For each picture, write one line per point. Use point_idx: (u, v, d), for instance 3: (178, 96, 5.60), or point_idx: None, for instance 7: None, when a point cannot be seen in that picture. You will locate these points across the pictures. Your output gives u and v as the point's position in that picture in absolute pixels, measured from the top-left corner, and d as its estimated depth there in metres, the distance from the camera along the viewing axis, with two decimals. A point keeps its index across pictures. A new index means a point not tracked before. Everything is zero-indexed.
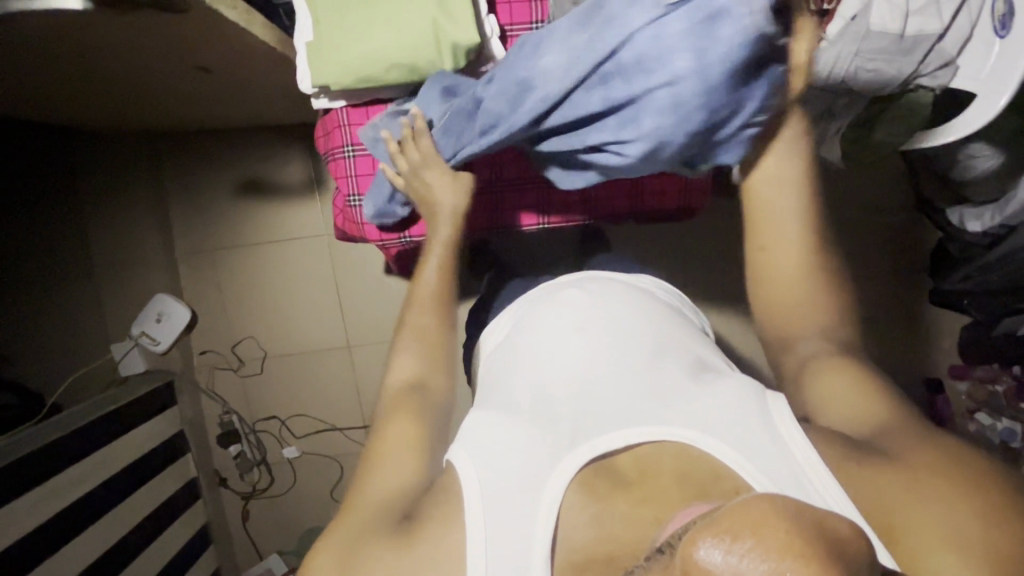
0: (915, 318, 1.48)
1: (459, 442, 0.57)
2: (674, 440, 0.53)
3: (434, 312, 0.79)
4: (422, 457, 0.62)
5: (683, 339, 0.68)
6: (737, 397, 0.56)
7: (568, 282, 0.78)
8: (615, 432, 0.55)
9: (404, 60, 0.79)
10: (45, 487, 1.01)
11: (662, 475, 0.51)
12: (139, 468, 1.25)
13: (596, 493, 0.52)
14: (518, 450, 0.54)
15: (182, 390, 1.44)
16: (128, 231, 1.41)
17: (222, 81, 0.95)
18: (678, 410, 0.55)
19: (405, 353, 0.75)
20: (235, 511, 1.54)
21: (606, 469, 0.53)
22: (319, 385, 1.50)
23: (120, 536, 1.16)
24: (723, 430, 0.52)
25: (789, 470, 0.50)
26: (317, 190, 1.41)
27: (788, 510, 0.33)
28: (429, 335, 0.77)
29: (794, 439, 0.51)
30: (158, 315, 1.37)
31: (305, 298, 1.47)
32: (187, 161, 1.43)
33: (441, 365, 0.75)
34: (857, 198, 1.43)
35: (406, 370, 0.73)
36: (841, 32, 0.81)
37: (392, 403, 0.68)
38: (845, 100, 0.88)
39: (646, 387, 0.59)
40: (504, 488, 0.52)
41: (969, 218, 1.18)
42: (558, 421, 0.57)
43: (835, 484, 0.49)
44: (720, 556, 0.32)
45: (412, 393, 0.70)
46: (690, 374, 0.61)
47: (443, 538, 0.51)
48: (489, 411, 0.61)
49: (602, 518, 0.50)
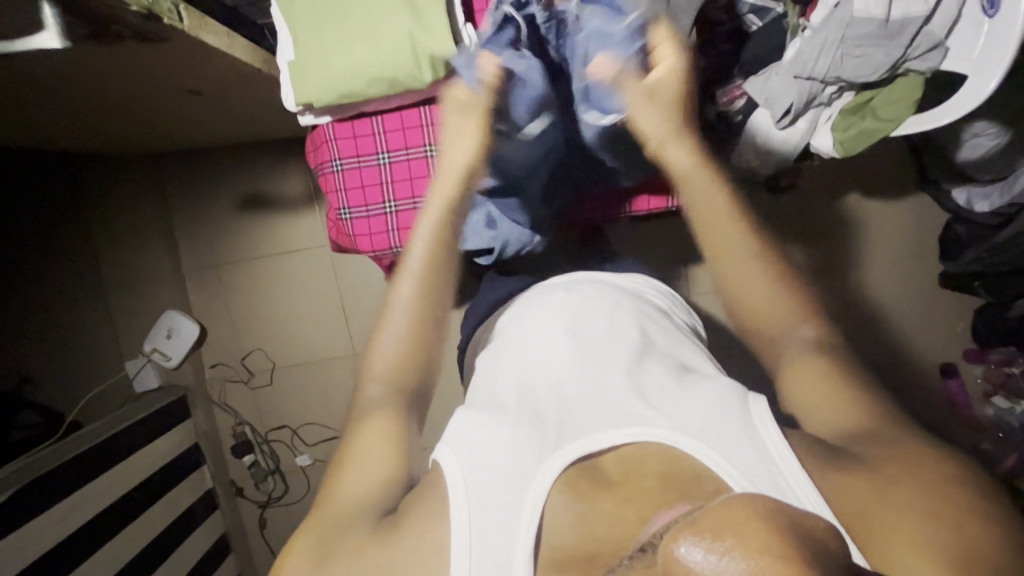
0: (927, 302, 1.45)
1: (444, 441, 0.58)
2: (657, 442, 0.54)
3: (413, 317, 0.69)
4: (401, 457, 0.60)
5: (669, 339, 0.68)
6: (721, 401, 0.56)
7: (557, 283, 0.78)
8: (600, 432, 0.55)
9: (385, 75, 0.81)
10: (68, 500, 1.05)
11: (645, 476, 0.52)
12: (157, 481, 1.29)
13: (580, 493, 0.52)
14: (502, 450, 0.55)
15: (195, 404, 1.47)
16: (138, 251, 1.44)
17: (214, 102, 0.97)
18: (662, 411, 0.56)
19: (381, 353, 0.68)
20: (252, 521, 1.57)
21: (591, 470, 0.54)
22: (329, 394, 1.52)
23: (139, 549, 1.19)
24: (707, 433, 0.53)
25: (769, 474, 0.51)
26: (316, 202, 1.43)
27: (770, 511, 0.33)
28: (406, 339, 0.69)
29: (772, 441, 0.52)
30: (167, 330, 1.39)
31: (310, 309, 1.49)
32: (186, 179, 1.44)
33: (422, 364, 0.69)
34: (863, 182, 1.40)
35: (379, 371, 0.67)
36: (826, 20, 0.81)
37: (368, 402, 0.65)
38: (835, 88, 0.85)
39: (631, 389, 0.59)
40: (490, 487, 0.52)
41: (977, 198, 1.18)
42: (544, 421, 0.58)
43: (812, 489, 0.50)
44: (699, 553, 0.32)
45: (393, 396, 0.66)
46: (675, 376, 0.61)
47: (429, 535, 0.52)
48: (476, 410, 0.61)
49: (586, 517, 0.51)
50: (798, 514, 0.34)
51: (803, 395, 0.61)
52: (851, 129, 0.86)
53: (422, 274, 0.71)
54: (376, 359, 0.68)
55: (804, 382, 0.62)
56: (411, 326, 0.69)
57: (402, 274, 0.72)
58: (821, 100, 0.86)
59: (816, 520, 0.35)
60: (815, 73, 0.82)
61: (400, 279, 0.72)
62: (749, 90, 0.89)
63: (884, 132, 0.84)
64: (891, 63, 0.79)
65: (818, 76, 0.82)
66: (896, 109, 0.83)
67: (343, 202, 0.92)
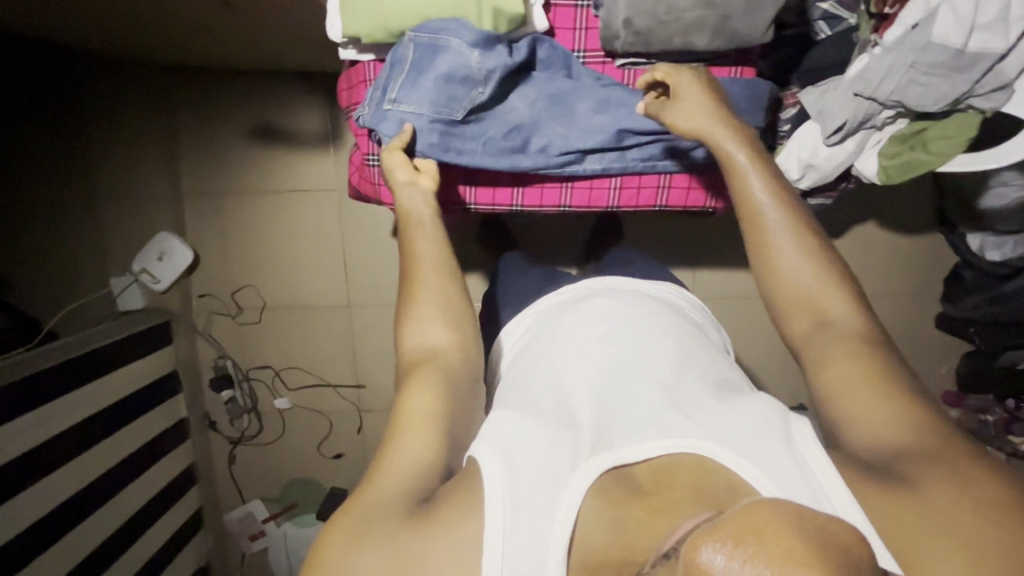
0: (914, 339, 1.49)
1: (480, 439, 0.57)
2: (693, 453, 0.54)
3: (441, 280, 0.70)
4: (435, 438, 0.59)
5: (706, 356, 0.68)
6: (761, 416, 0.57)
7: (597, 290, 0.78)
8: (638, 443, 0.55)
9: (441, 20, 0.76)
10: (42, 409, 1.04)
11: (678, 487, 0.52)
12: (130, 403, 1.27)
13: (613, 499, 0.52)
14: (538, 454, 0.54)
15: (178, 331, 1.44)
16: (135, 166, 1.37)
17: (245, 18, 0.91)
18: (696, 423, 0.57)
19: (426, 318, 0.67)
20: (222, 455, 1.56)
21: (625, 478, 0.54)
22: (316, 342, 1.49)
23: (104, 469, 1.18)
24: (746, 446, 0.53)
25: (809, 490, 0.50)
26: (331, 144, 1.37)
27: (793, 516, 0.34)
28: (438, 308, 0.68)
29: (815, 460, 0.52)
30: (159, 253, 1.36)
31: (309, 253, 1.44)
32: (195, 97, 1.36)
33: (461, 338, 0.67)
34: (884, 212, 1.39)
35: (423, 345, 0.66)
36: (898, 42, 0.78)
37: (406, 372, 0.64)
38: (892, 112, 0.83)
39: (666, 401, 0.60)
40: (525, 488, 0.52)
41: (988, 246, 1.18)
42: (581, 428, 0.58)
43: (855, 508, 0.50)
44: (720, 559, 0.33)
45: (432, 365, 0.64)
46: (712, 393, 0.62)
47: (464, 528, 0.51)
48: (510, 411, 0.61)
49: (618, 524, 0.50)
50: (824, 522, 0.34)
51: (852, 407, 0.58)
52: (898, 158, 0.84)
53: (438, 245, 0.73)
54: (412, 336, 0.67)
55: (860, 404, 0.58)
56: (440, 295, 0.69)
57: (417, 245, 0.72)
58: (874, 124, 0.84)
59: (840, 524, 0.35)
60: (877, 94, 0.79)
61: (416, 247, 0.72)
62: (804, 98, 0.87)
63: (932, 166, 0.83)
64: (954, 97, 0.77)
65: (880, 97, 0.80)
66: (948, 146, 0.81)
67: (373, 148, 0.88)
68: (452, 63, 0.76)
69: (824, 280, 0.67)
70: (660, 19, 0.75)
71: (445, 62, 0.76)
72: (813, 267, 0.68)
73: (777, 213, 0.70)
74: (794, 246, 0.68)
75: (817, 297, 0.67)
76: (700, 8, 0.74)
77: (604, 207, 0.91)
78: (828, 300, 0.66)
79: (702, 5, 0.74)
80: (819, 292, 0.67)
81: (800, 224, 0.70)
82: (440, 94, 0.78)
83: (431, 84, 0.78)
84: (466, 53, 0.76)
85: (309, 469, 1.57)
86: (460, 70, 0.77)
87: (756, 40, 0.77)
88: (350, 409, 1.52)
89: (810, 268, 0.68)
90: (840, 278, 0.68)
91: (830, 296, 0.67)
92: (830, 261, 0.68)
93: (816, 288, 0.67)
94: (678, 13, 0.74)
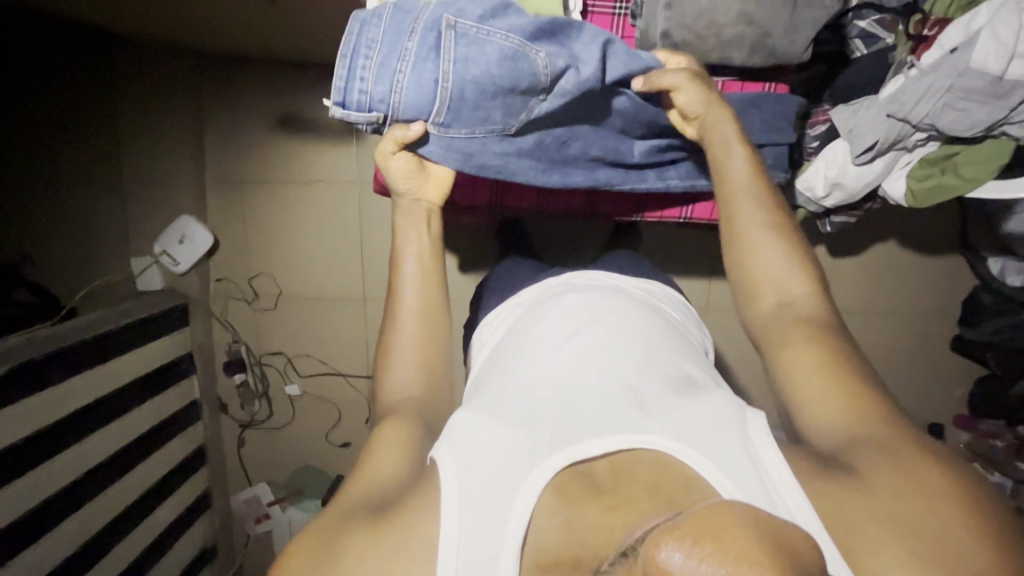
0: (928, 361, 1.48)
1: (443, 445, 0.58)
2: (653, 450, 0.54)
3: (421, 322, 0.75)
4: (405, 457, 0.62)
5: (676, 351, 0.67)
6: (719, 416, 0.57)
7: (568, 288, 0.78)
8: (593, 438, 0.55)
9: None
10: (62, 387, 1.06)
11: (635, 484, 0.52)
12: (145, 384, 1.29)
13: (570, 497, 0.53)
14: (499, 452, 0.55)
15: (195, 314, 1.46)
16: (158, 150, 1.38)
17: (283, 10, 0.92)
18: (658, 421, 0.56)
19: (404, 362, 0.73)
20: (232, 438, 1.58)
21: (583, 477, 0.54)
22: (330, 332, 1.51)
23: (117, 448, 1.20)
24: (700, 443, 0.54)
25: (761, 488, 0.51)
26: (355, 136, 1.38)
27: (749, 518, 0.33)
28: (417, 344, 0.74)
29: (771, 463, 0.53)
30: (180, 236, 1.38)
31: (327, 244, 1.45)
32: (221, 84, 1.37)
33: (441, 377, 0.73)
34: (907, 232, 1.38)
35: (399, 381, 0.71)
36: (936, 64, 0.77)
37: (387, 409, 0.69)
38: (923, 135, 0.83)
39: (630, 400, 0.59)
40: (479, 491, 0.52)
41: (1010, 270, 1.17)
42: (540, 425, 0.58)
43: (808, 507, 0.50)
44: (677, 558, 0.32)
45: (407, 405, 0.69)
46: (677, 389, 0.61)
47: (417, 530, 0.53)
48: (476, 410, 0.61)
49: (574, 522, 0.51)
50: (778, 524, 0.33)
51: (802, 392, 0.61)
52: (927, 181, 0.84)
53: (419, 282, 0.78)
54: (393, 375, 0.72)
55: (809, 385, 0.60)
56: (419, 333, 0.74)
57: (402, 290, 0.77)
58: (905, 145, 0.84)
59: (794, 529, 0.34)
60: (910, 117, 0.79)
61: (401, 289, 0.77)
62: (836, 116, 0.88)
63: (962, 190, 0.82)
64: (989, 124, 0.76)
65: (913, 120, 0.79)
66: (979, 171, 0.80)
67: None
68: (473, 46, 0.69)
69: (788, 262, 0.70)
70: (699, 33, 0.76)
71: (465, 44, 0.69)
72: (788, 244, 0.70)
73: (752, 201, 0.72)
74: (759, 221, 0.71)
75: (780, 277, 0.70)
76: (741, 24, 0.74)
77: (631, 215, 1.01)
78: (787, 277, 0.69)
79: (742, 21, 0.74)
80: (779, 269, 0.70)
81: (772, 210, 0.72)
82: (470, 81, 0.70)
83: (457, 71, 0.70)
84: (487, 31, 0.70)
85: (316, 457, 1.59)
86: (526, 80, 0.71)
87: (794, 58, 0.77)
88: (360, 399, 1.54)
89: (778, 247, 0.70)
90: (811, 270, 0.70)
91: (790, 275, 0.69)
92: (803, 246, 0.71)
93: (777, 265, 0.70)
94: (719, 28, 0.75)
